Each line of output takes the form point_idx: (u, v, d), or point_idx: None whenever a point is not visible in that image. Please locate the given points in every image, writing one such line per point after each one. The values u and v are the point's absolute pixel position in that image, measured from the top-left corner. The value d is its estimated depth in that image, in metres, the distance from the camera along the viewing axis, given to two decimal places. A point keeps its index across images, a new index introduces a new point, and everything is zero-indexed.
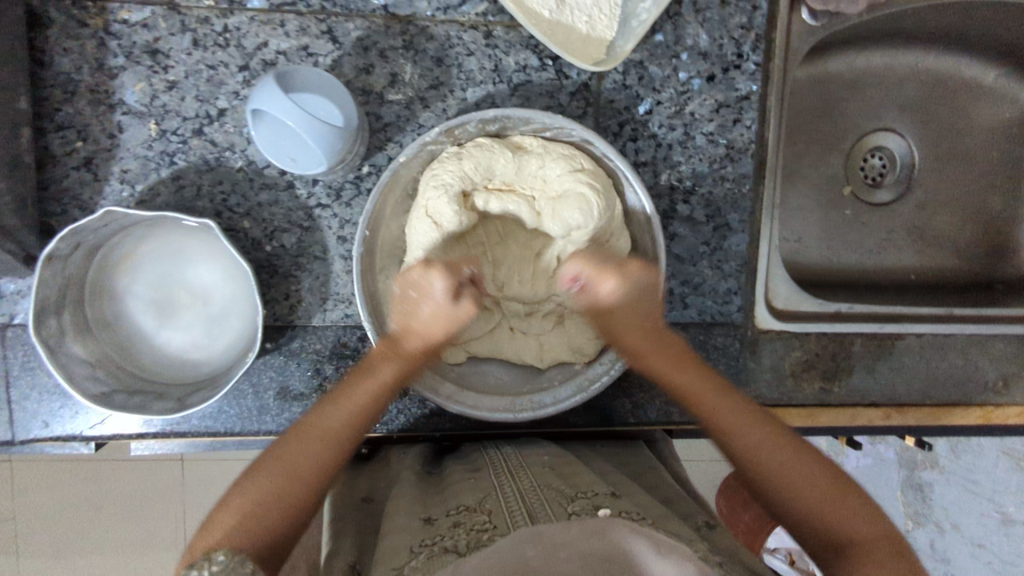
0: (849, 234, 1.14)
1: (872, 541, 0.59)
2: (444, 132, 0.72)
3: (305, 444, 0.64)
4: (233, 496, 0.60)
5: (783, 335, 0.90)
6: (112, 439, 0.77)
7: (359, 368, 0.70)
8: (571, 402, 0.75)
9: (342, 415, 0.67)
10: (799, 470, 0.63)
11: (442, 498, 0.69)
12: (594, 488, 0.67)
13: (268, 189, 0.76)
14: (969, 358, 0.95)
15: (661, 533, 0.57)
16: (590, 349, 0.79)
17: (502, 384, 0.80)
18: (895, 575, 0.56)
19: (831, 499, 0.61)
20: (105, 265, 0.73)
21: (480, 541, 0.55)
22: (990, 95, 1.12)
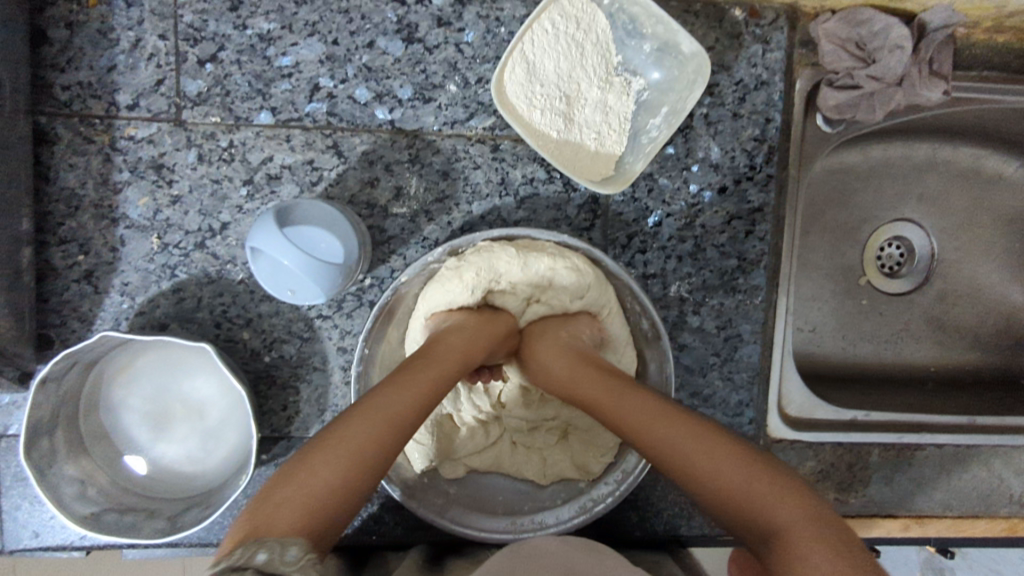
0: (864, 324, 1.11)
1: (808, 533, 0.46)
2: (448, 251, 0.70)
3: (372, 421, 0.53)
4: (295, 470, 0.49)
5: (797, 444, 0.88)
6: (103, 547, 0.76)
7: (421, 358, 0.61)
8: (573, 524, 0.75)
9: (410, 397, 0.56)
10: (721, 467, 0.51)
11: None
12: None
13: (269, 300, 0.74)
14: (994, 468, 0.91)
15: None
16: (596, 469, 0.78)
17: (504, 500, 0.80)
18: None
19: (765, 489, 0.49)
20: (99, 377, 0.71)
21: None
22: (1010, 185, 1.10)
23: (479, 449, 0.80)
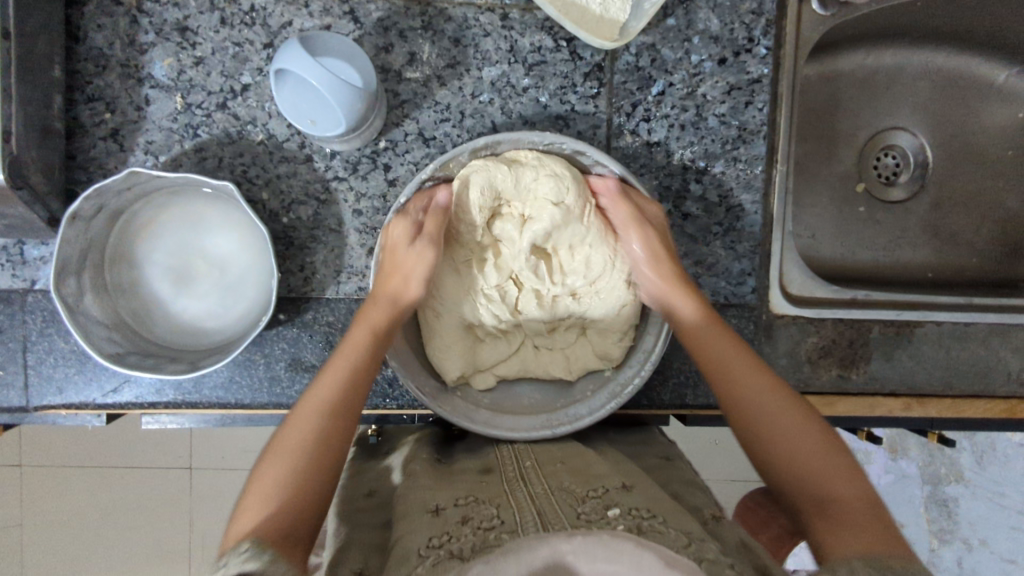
0: (863, 232, 1.12)
1: (858, 504, 0.54)
2: (439, 166, 0.72)
3: (299, 420, 0.59)
4: (263, 475, 0.56)
5: (799, 320, 0.89)
6: (124, 407, 0.78)
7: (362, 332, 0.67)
8: (609, 408, 0.75)
9: (332, 385, 0.62)
10: (796, 431, 0.59)
11: (444, 487, 0.65)
12: (605, 483, 0.63)
13: (287, 161, 0.77)
14: (991, 348, 0.93)
15: (674, 532, 0.52)
16: (618, 354, 0.78)
17: (532, 402, 0.80)
18: (876, 536, 0.52)
19: (836, 463, 0.57)
20: (125, 231, 0.75)
21: (491, 544, 0.50)
22: (1002, 95, 1.11)
23: (501, 359, 0.80)
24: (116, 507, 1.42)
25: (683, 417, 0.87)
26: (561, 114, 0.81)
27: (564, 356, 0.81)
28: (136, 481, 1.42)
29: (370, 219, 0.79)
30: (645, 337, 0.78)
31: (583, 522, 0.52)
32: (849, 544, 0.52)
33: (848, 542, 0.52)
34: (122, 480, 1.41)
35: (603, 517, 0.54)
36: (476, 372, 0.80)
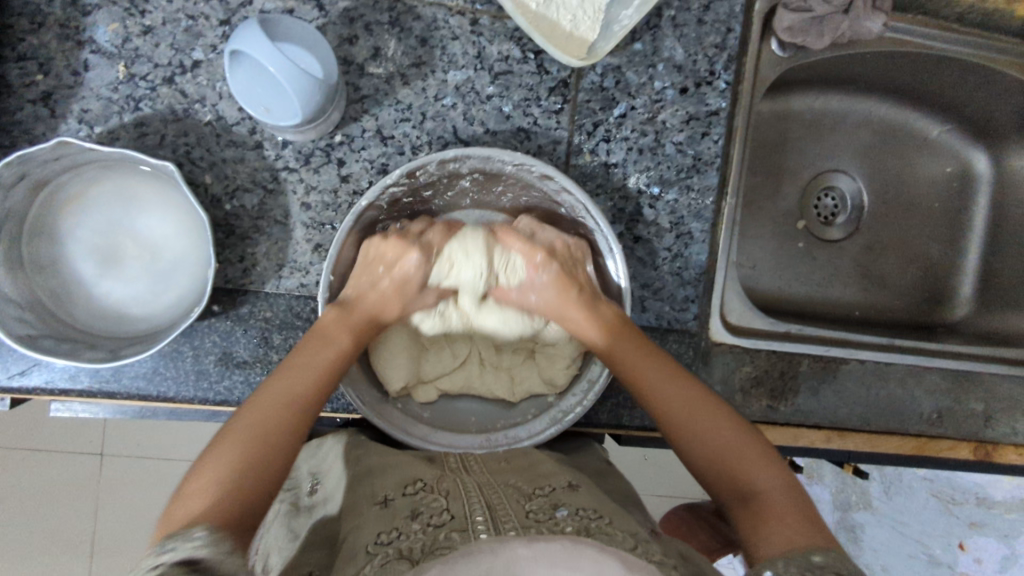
0: (800, 267, 1.17)
1: (780, 496, 0.60)
2: (405, 173, 0.70)
3: (266, 410, 0.60)
4: (208, 461, 0.56)
5: (735, 349, 0.91)
6: (31, 392, 0.72)
7: (317, 334, 0.67)
8: (547, 434, 0.74)
9: (295, 382, 0.63)
10: (717, 432, 0.65)
11: (389, 474, 0.64)
12: (551, 481, 0.63)
13: (235, 146, 0.74)
14: (908, 388, 0.98)
15: (618, 532, 0.53)
16: (562, 381, 0.79)
17: (476, 421, 0.80)
18: (795, 526, 0.57)
19: (756, 459, 0.63)
20: (50, 202, 0.70)
21: (440, 542, 0.49)
22: (934, 149, 1.19)
23: (447, 373, 0.80)
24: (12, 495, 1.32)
25: (619, 437, 0.88)
26: (523, 127, 0.81)
27: (509, 377, 0.81)
28: (38, 466, 1.33)
29: (319, 213, 0.76)
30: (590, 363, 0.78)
31: (532, 520, 0.52)
32: (781, 537, 0.56)
33: (774, 535, 0.57)
34: (22, 466, 1.32)
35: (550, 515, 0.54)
36: (421, 385, 0.79)
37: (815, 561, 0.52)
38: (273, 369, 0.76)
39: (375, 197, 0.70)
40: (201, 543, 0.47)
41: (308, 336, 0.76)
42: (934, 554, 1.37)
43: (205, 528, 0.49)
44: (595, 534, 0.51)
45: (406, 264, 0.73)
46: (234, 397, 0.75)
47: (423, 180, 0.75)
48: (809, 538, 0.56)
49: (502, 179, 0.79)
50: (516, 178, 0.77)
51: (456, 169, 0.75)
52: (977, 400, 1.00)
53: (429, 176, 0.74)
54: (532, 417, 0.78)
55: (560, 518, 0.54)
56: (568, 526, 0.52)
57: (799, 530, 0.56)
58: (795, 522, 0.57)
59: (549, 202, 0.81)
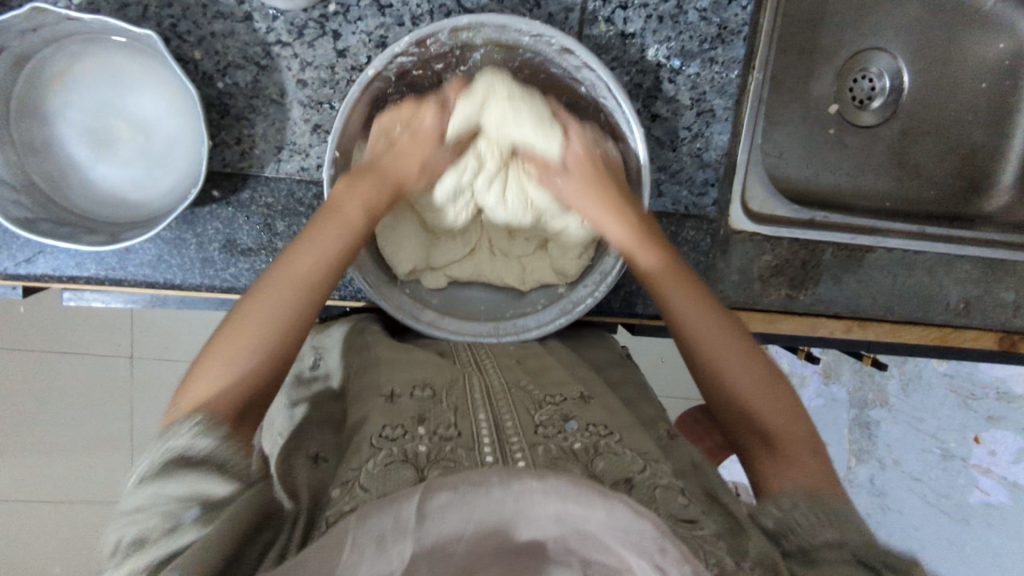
0: (829, 154, 1.10)
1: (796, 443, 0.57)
2: (414, 42, 0.65)
3: (286, 280, 0.57)
4: (222, 338, 0.54)
5: (755, 237, 0.88)
6: (40, 280, 0.72)
7: (333, 206, 0.62)
8: (558, 323, 0.74)
9: (317, 253, 0.59)
10: (743, 361, 0.61)
11: (397, 370, 0.63)
12: (561, 390, 0.62)
13: (222, 18, 0.69)
14: (935, 278, 0.95)
15: (627, 454, 0.53)
16: (574, 270, 0.76)
17: (486, 309, 0.78)
18: (812, 471, 0.55)
19: (782, 404, 0.59)
20: (33, 82, 0.67)
21: (446, 456, 0.48)
22: (988, 23, 1.08)
23: (455, 260, 0.78)
24: (44, 392, 1.37)
25: (631, 325, 0.88)
26: None
27: (521, 263, 0.78)
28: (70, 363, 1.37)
29: (317, 91, 0.72)
30: (606, 252, 0.75)
31: (541, 438, 0.52)
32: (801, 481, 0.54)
33: (793, 477, 0.55)
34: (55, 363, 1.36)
35: (560, 433, 0.53)
36: (430, 271, 0.77)
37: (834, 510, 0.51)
38: (278, 256, 0.75)
39: (383, 65, 0.65)
40: (200, 451, 0.47)
41: (312, 224, 0.75)
42: (948, 447, 1.35)
43: (196, 422, 0.48)
44: (603, 457, 0.51)
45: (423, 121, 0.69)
46: (241, 284, 0.75)
47: (434, 49, 0.69)
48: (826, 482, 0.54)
49: (517, 54, 0.71)
50: (533, 55, 0.71)
51: (468, 41, 0.69)
52: (1008, 290, 0.97)
53: (440, 47, 0.68)
54: (541, 307, 0.77)
55: (569, 437, 0.53)
56: (576, 445, 0.52)
57: (819, 476, 0.55)
58: (812, 465, 0.55)
59: (568, 81, 0.73)
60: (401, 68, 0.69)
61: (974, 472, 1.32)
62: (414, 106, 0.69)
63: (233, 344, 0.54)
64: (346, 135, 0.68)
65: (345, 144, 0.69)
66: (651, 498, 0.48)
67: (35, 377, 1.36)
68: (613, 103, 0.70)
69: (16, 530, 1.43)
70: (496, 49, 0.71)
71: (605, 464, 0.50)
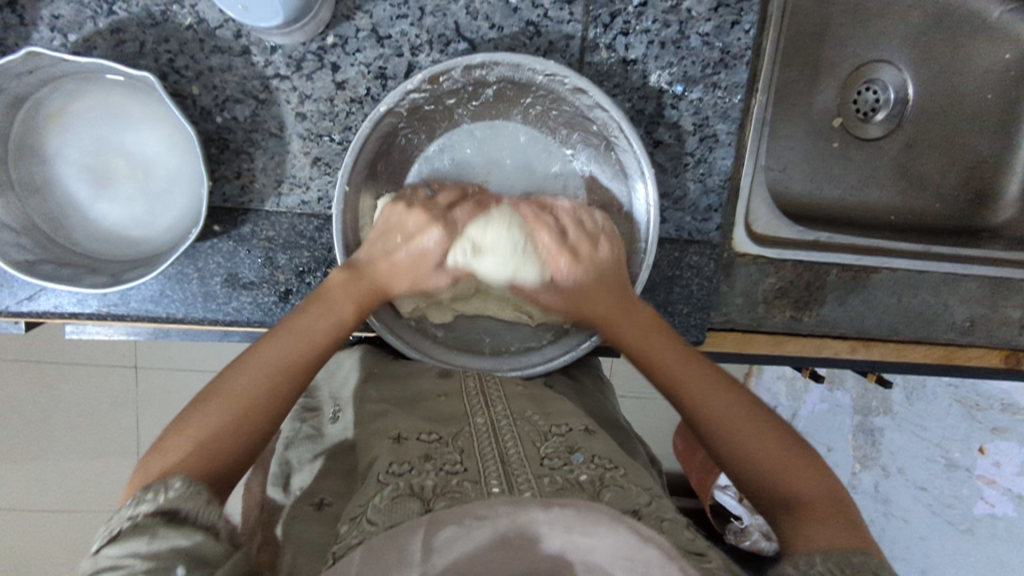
0: (833, 169, 1.10)
1: (811, 497, 0.52)
2: (427, 79, 0.66)
3: (282, 344, 0.59)
4: (197, 410, 0.54)
5: (759, 260, 0.87)
6: (43, 317, 0.72)
7: (322, 302, 0.64)
8: (562, 361, 0.74)
9: (303, 338, 0.61)
10: (746, 424, 0.59)
11: (405, 409, 0.63)
12: (567, 422, 0.63)
13: (220, 53, 0.68)
14: (941, 297, 0.94)
15: (633, 486, 0.53)
16: None
17: (491, 341, 0.79)
18: (839, 529, 0.49)
19: (795, 466, 0.55)
20: (31, 121, 0.66)
21: (452, 488, 0.48)
22: (993, 34, 1.07)
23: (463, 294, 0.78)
24: (48, 409, 1.37)
25: None
26: (531, 21, 0.74)
27: None
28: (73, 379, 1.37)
29: (316, 124, 0.72)
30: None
31: (547, 469, 0.52)
32: (823, 537, 0.48)
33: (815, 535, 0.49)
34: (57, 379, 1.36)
35: (566, 464, 0.54)
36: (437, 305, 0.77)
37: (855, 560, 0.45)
38: (281, 289, 0.74)
39: (395, 101, 0.66)
40: (180, 493, 0.45)
41: (314, 256, 0.74)
42: (953, 458, 1.34)
43: (182, 477, 0.47)
44: (609, 487, 0.52)
45: (424, 238, 0.67)
46: (243, 318, 0.75)
47: (446, 85, 0.70)
48: (852, 542, 0.48)
49: (530, 90, 0.72)
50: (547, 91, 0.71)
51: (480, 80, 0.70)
52: (1015, 307, 0.96)
53: (453, 83, 0.69)
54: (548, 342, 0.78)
55: (575, 467, 0.54)
56: (582, 477, 0.52)
57: (843, 534, 0.48)
58: (839, 524, 0.49)
59: (580, 117, 0.73)
60: (413, 103, 0.69)
61: (978, 484, 1.31)
62: (417, 224, 0.67)
63: (203, 409, 0.54)
64: (353, 175, 0.69)
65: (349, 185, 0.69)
66: (659, 527, 0.49)
67: (37, 394, 1.36)
68: (625, 146, 0.70)
69: (25, 543, 1.44)
70: (509, 85, 0.72)
71: (611, 495, 0.51)
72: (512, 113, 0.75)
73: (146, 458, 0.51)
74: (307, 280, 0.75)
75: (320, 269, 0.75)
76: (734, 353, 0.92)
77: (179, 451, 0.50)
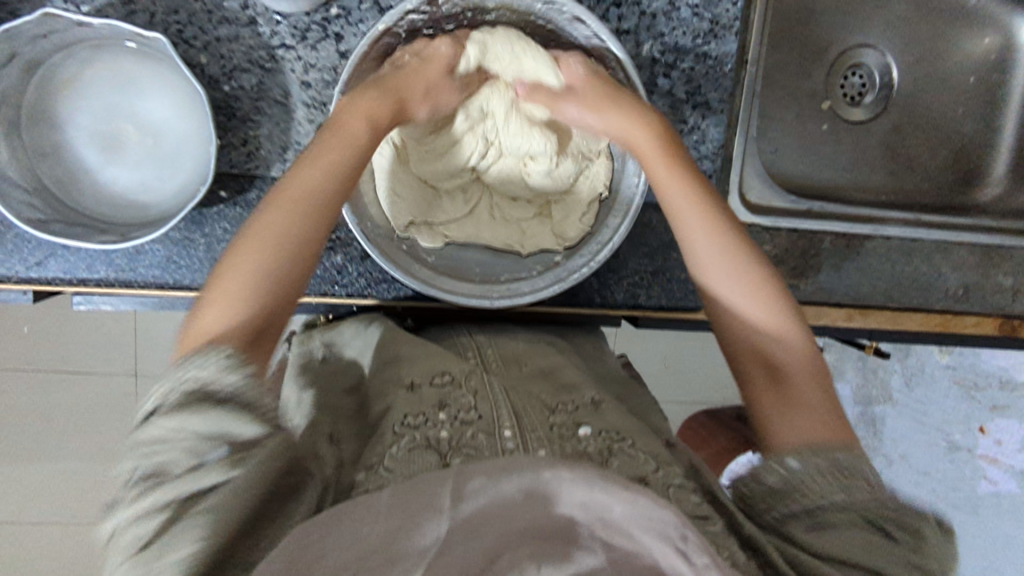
0: (823, 150, 1.12)
1: (808, 380, 0.59)
2: None
3: (305, 177, 0.56)
4: (231, 265, 0.53)
5: (754, 228, 0.89)
6: (51, 284, 0.73)
7: (335, 129, 0.59)
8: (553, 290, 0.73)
9: (322, 168, 0.57)
10: (753, 295, 0.62)
11: (420, 362, 0.64)
12: (577, 389, 0.64)
13: (228, 23, 0.71)
14: (934, 265, 0.96)
15: (641, 451, 0.55)
16: (573, 234, 0.77)
17: (481, 271, 0.77)
18: (819, 419, 0.56)
19: (790, 344, 0.60)
20: (45, 88, 0.68)
21: (467, 443, 0.51)
22: (973, 18, 1.11)
23: (456, 218, 0.77)
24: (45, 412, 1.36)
25: (635, 318, 0.89)
26: None
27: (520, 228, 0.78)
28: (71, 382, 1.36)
29: (320, 92, 0.74)
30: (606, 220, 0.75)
31: (559, 435, 0.54)
32: (805, 428, 0.56)
33: (797, 424, 0.56)
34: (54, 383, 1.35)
35: (578, 432, 0.55)
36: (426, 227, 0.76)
37: (839, 460, 0.53)
38: None
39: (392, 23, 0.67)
40: (218, 378, 0.46)
41: None
42: (955, 441, 1.36)
43: (221, 357, 0.48)
44: (617, 454, 0.54)
45: (436, 47, 0.68)
46: None
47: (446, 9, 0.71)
48: (831, 433, 0.56)
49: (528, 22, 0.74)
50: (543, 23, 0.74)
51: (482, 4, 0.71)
52: (1006, 275, 0.98)
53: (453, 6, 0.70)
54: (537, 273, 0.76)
55: (586, 433, 0.55)
56: (591, 447, 0.54)
57: (821, 424, 0.56)
58: (820, 413, 0.57)
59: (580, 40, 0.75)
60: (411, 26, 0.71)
61: (981, 463, 1.34)
62: (422, 46, 0.68)
63: (244, 252, 0.53)
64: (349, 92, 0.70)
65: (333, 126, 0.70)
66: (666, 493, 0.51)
67: (34, 397, 1.35)
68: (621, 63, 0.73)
69: (17, 554, 1.41)
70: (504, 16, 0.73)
71: (619, 464, 0.53)
72: None
73: (196, 309, 0.52)
74: None
75: None
76: None
77: (209, 324, 0.51)
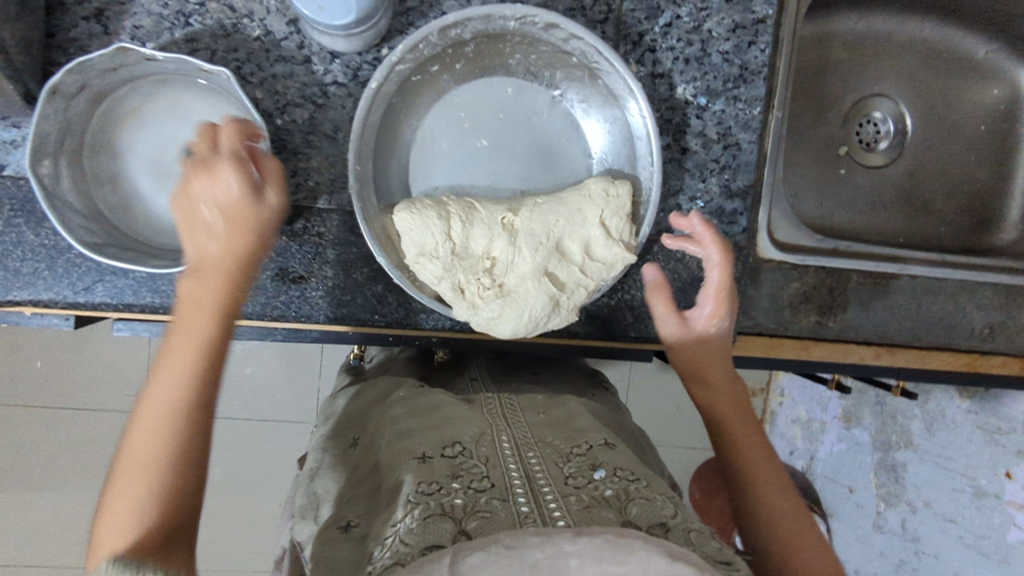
0: (842, 195, 1.15)
1: None
2: (408, 49, 0.70)
3: (178, 344, 0.53)
4: (127, 463, 0.49)
5: (783, 265, 0.91)
6: (98, 310, 0.74)
7: (185, 308, 0.55)
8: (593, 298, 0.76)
9: (189, 341, 0.54)
10: (800, 521, 0.61)
11: (429, 434, 0.61)
12: (586, 438, 0.62)
13: (284, 61, 0.74)
14: (960, 304, 0.97)
15: (657, 497, 0.52)
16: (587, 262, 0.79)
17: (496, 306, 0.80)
18: None
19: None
20: (109, 118, 0.71)
21: (482, 508, 0.48)
22: (981, 70, 1.15)
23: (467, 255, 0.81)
24: (53, 453, 1.33)
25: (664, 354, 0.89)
26: None
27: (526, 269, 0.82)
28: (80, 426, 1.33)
29: None
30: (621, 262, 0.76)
31: (572, 487, 0.50)
32: None
33: None
34: (62, 424, 1.32)
35: (591, 481, 0.52)
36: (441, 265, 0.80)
37: None
38: (327, 284, 0.77)
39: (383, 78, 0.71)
40: None
41: (361, 251, 0.78)
42: (979, 486, 1.33)
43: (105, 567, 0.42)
44: (632, 498, 0.50)
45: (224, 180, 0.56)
46: (291, 312, 0.77)
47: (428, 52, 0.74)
48: None
49: (506, 39, 0.76)
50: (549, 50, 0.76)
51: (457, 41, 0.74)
52: None
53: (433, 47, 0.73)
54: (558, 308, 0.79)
55: (599, 482, 0.52)
56: (606, 492, 0.51)
57: None
58: None
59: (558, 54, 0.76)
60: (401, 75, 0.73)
61: (1009, 509, 1.27)
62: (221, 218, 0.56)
63: (111, 508, 0.47)
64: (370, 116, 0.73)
65: (366, 142, 0.73)
66: (688, 541, 0.47)
67: (43, 438, 1.32)
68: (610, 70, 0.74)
69: None
70: (486, 41, 0.76)
71: (637, 509, 0.49)
72: (511, 55, 0.77)
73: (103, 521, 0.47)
74: (354, 275, 0.77)
75: (366, 265, 0.78)
76: (762, 359, 0.94)
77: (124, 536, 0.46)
